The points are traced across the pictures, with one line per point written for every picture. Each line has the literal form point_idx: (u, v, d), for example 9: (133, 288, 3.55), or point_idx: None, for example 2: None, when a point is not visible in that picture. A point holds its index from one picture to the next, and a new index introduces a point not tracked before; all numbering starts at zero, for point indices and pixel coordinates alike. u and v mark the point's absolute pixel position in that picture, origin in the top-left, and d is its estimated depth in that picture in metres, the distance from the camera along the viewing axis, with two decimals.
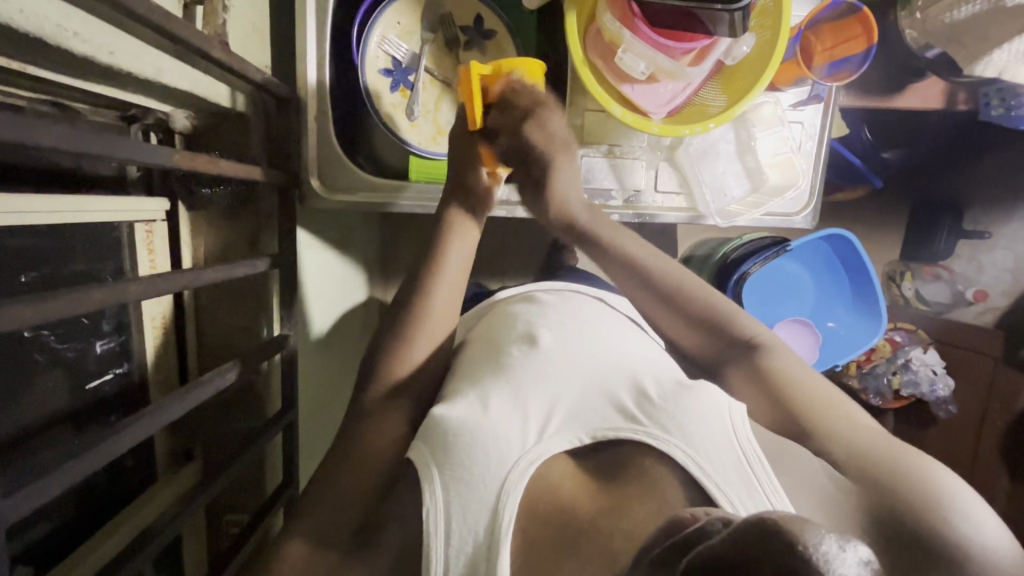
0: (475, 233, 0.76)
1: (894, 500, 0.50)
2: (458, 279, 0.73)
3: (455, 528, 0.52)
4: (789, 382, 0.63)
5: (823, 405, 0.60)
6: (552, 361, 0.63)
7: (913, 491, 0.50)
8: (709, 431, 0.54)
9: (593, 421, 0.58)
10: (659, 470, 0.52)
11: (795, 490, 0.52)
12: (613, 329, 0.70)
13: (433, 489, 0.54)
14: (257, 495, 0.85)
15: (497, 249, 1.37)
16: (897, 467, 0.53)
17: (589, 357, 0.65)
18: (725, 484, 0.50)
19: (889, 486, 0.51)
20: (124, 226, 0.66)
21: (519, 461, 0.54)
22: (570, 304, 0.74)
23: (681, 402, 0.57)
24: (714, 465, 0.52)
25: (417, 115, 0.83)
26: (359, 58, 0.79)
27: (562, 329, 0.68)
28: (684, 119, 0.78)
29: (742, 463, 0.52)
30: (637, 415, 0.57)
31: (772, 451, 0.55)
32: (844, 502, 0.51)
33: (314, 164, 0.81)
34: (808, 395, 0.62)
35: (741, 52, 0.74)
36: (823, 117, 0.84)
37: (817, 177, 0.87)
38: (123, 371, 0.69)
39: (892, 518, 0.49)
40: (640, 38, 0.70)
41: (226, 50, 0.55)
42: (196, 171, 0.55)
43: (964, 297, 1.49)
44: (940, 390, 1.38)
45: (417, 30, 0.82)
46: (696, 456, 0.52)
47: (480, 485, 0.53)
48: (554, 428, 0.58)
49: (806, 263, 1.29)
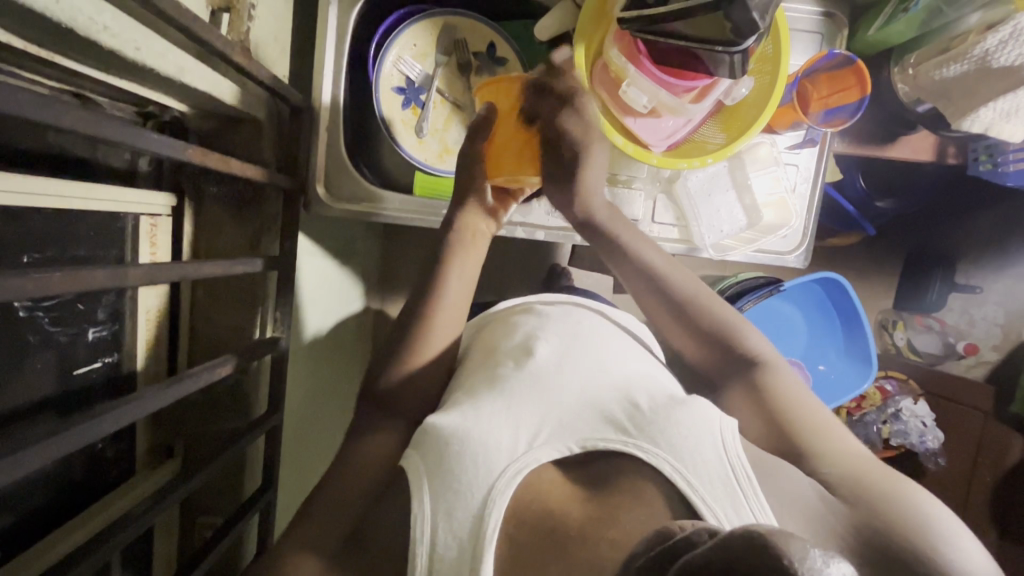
0: (478, 254, 0.77)
1: (883, 524, 0.50)
2: (461, 291, 0.74)
3: (441, 536, 0.52)
4: (789, 404, 0.64)
5: (821, 429, 0.62)
6: (548, 371, 0.64)
7: (900, 517, 0.51)
8: (698, 447, 0.54)
9: (584, 431, 0.57)
10: (647, 484, 0.52)
11: (785, 510, 0.51)
12: (611, 344, 0.71)
13: (423, 496, 0.54)
14: (232, 499, 0.83)
15: (498, 269, 1.39)
16: (887, 493, 0.53)
17: (585, 368, 0.65)
18: (711, 499, 0.50)
19: (880, 513, 0.51)
20: (130, 217, 0.68)
21: (506, 470, 0.54)
22: (570, 318, 0.75)
23: (671, 415, 0.57)
24: (702, 481, 0.51)
25: (426, 133, 0.86)
26: (374, 75, 0.82)
27: (561, 341, 0.69)
28: (682, 154, 0.82)
29: (730, 481, 0.51)
30: (628, 428, 0.57)
31: (764, 468, 0.55)
32: (833, 521, 0.51)
33: (321, 173, 0.83)
34: (809, 417, 0.63)
35: (741, 94, 0.76)
36: (817, 161, 0.87)
37: (810, 218, 0.88)
38: (113, 361, 0.68)
39: (878, 542, 0.49)
40: (644, 74, 0.73)
41: (247, 56, 0.58)
42: (207, 166, 0.57)
43: (956, 350, 1.51)
44: (930, 442, 1.38)
45: (431, 53, 0.86)
46: (684, 470, 0.52)
47: (468, 492, 0.53)
48: (545, 437, 0.57)
49: (800, 305, 1.33)
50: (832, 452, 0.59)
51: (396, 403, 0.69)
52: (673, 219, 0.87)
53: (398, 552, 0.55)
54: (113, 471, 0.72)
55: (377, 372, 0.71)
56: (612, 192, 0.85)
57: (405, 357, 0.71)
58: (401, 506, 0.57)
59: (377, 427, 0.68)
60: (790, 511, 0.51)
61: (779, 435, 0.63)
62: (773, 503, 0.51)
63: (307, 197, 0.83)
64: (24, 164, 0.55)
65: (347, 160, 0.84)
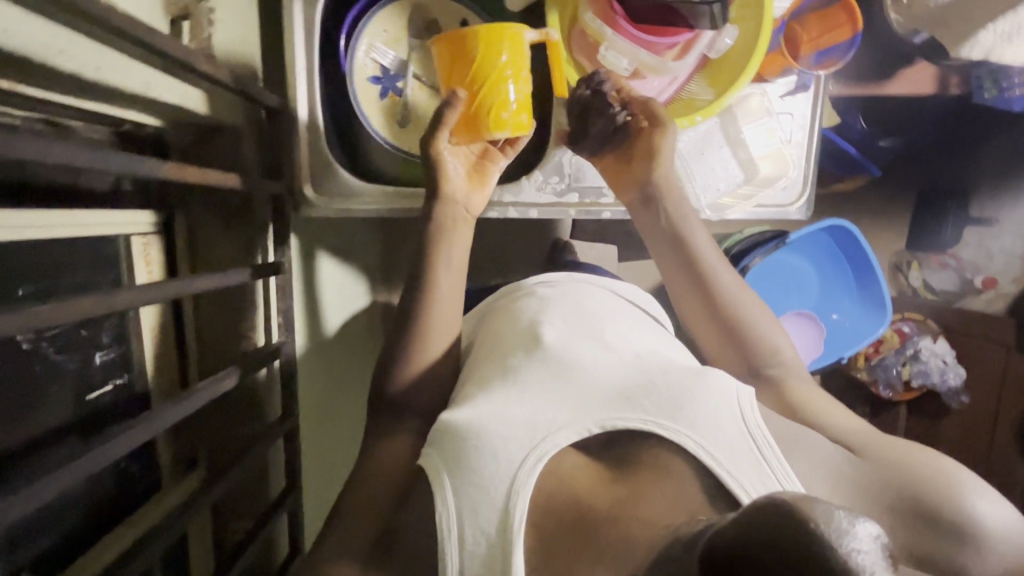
0: (461, 233, 0.75)
1: (908, 481, 0.51)
2: (452, 283, 0.73)
3: (469, 530, 0.53)
4: (798, 393, 0.64)
5: (830, 408, 0.62)
6: (561, 354, 0.64)
7: (922, 472, 0.52)
8: (716, 420, 0.55)
9: (601, 412, 0.58)
10: (671, 461, 0.53)
11: (811, 475, 0.52)
12: (619, 323, 0.71)
13: (445, 493, 0.55)
14: (258, 502, 0.85)
15: (502, 248, 1.39)
16: (909, 452, 0.55)
17: (593, 351, 0.64)
18: (736, 471, 0.51)
19: (906, 471, 0.52)
20: (120, 239, 0.68)
21: (527, 460, 0.54)
22: (574, 296, 0.74)
23: (686, 391, 0.57)
24: (726, 454, 0.52)
25: (408, 121, 0.85)
26: (347, 65, 0.80)
27: (567, 323, 0.68)
28: (671, 113, 0.79)
29: (753, 450, 0.52)
30: (646, 407, 0.57)
31: (784, 435, 0.55)
32: (857, 477, 0.52)
33: (307, 172, 0.81)
34: (823, 399, 0.64)
35: (725, 44, 0.73)
36: (812, 107, 0.84)
37: (809, 168, 0.86)
38: (124, 381, 0.69)
39: (906, 498, 0.50)
40: (622, 35, 0.71)
41: (213, 63, 0.58)
42: (186, 180, 0.56)
43: (973, 285, 1.49)
44: (952, 380, 1.44)
45: (403, 38, 0.83)
46: (706, 444, 0.53)
47: (491, 486, 0.54)
48: (562, 422, 0.57)
49: (808, 255, 1.32)
50: (843, 423, 0.61)
51: (404, 396, 0.70)
52: None
53: (427, 543, 0.56)
54: (140, 488, 0.74)
55: (385, 368, 0.71)
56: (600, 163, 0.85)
57: (411, 353, 0.71)
58: (425, 499, 0.58)
59: (390, 424, 0.69)
60: (816, 476, 0.52)
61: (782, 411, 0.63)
62: (799, 471, 0.52)
63: (295, 200, 0.82)
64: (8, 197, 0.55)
65: (331, 157, 0.82)
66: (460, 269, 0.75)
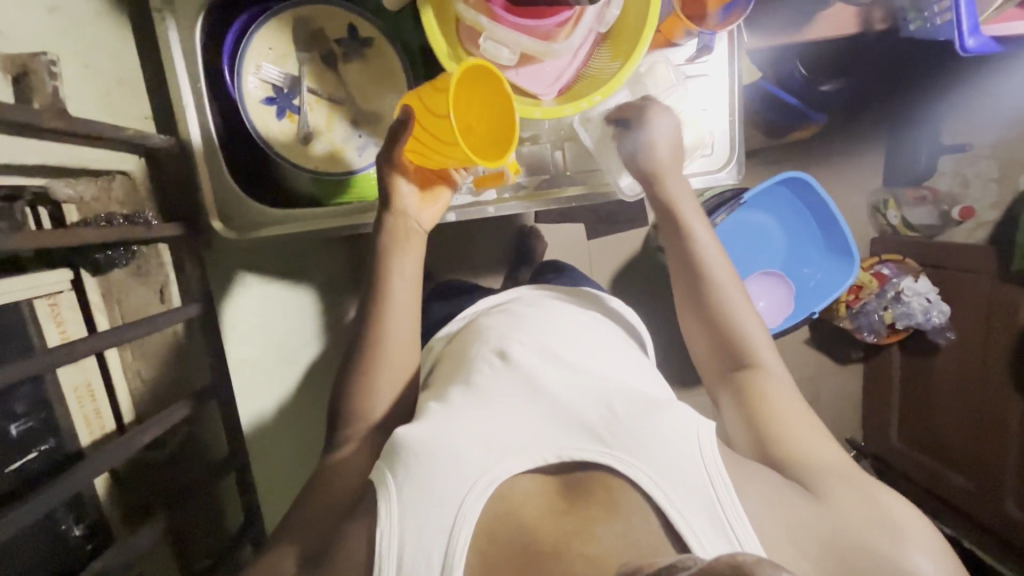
0: (414, 246, 0.73)
1: (858, 533, 0.55)
2: (406, 290, 0.72)
3: (408, 554, 0.52)
4: (769, 409, 0.67)
5: (796, 428, 0.65)
6: (527, 378, 0.64)
7: (874, 526, 0.56)
8: (675, 453, 0.55)
9: (560, 442, 0.58)
10: (625, 496, 0.53)
11: (766, 514, 0.54)
12: (585, 342, 0.71)
13: (390, 511, 0.54)
14: (218, 538, 0.86)
15: (462, 243, 1.38)
16: (865, 502, 0.58)
17: (559, 373, 0.65)
18: (687, 511, 0.52)
19: (857, 526, 0.56)
20: (24, 304, 0.67)
21: (478, 483, 0.54)
22: (538, 317, 0.74)
23: (649, 422, 0.58)
24: (679, 492, 0.53)
25: (310, 139, 0.81)
26: (235, 92, 0.77)
27: (534, 345, 0.68)
28: (575, 95, 0.74)
29: (710, 491, 0.53)
30: (605, 437, 0.57)
31: (745, 469, 0.57)
32: (810, 518, 0.55)
33: (211, 206, 0.79)
34: (791, 417, 0.66)
35: (614, 15, 0.72)
36: (729, 65, 0.80)
37: (735, 130, 0.82)
38: (53, 446, 0.68)
39: (849, 549, 0.54)
40: (502, 24, 0.68)
41: (65, 118, 0.55)
42: (53, 245, 0.54)
43: (951, 217, 1.44)
44: (936, 318, 1.40)
45: (290, 53, 0.79)
46: (662, 481, 0.53)
47: (439, 508, 0.53)
48: (517, 449, 0.57)
49: (770, 211, 1.27)
50: (817, 458, 0.63)
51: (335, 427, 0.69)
52: (585, 165, 0.84)
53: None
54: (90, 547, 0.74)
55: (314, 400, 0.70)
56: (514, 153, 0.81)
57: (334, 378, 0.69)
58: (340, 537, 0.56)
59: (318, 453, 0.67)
60: (769, 516, 0.54)
61: (751, 431, 0.66)
62: (752, 511, 0.53)
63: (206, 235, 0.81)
64: None
65: (234, 187, 0.79)
66: (415, 276, 0.73)
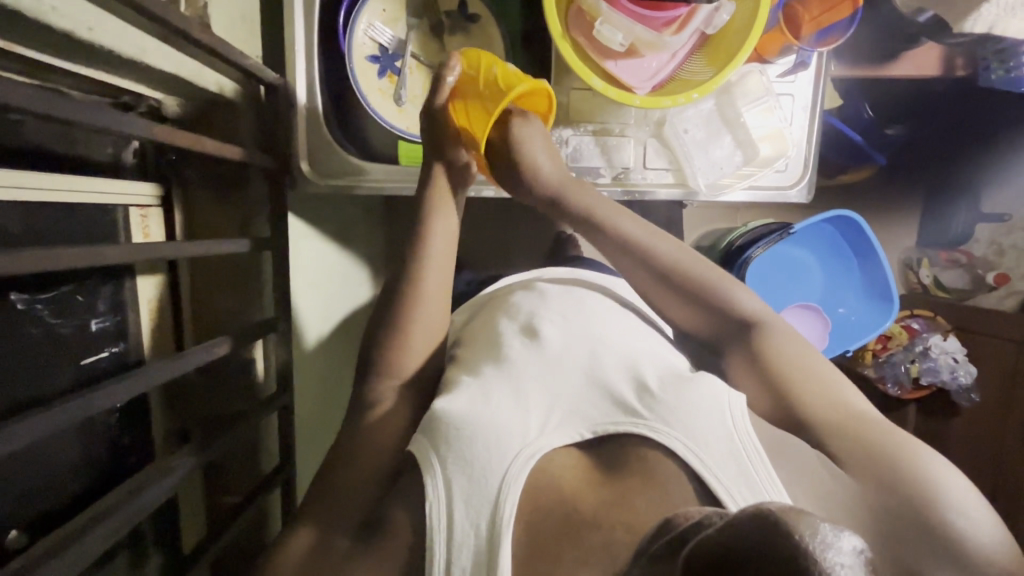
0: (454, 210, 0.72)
1: (902, 499, 0.50)
2: (443, 246, 0.70)
3: (459, 521, 0.52)
4: (788, 373, 0.61)
5: (821, 389, 0.60)
6: (557, 352, 0.64)
7: (915, 487, 0.51)
8: (709, 425, 0.55)
9: (594, 416, 0.58)
10: (659, 464, 0.53)
11: (796, 484, 0.52)
12: (609, 317, 0.70)
13: (436, 483, 0.54)
14: (252, 476, 0.86)
15: (504, 237, 1.40)
16: (897, 460, 0.53)
17: (588, 349, 0.64)
18: (725, 479, 0.51)
19: (901, 493, 0.51)
20: (119, 209, 0.69)
21: (519, 455, 0.55)
22: (570, 297, 0.74)
23: (680, 394, 0.58)
24: (716, 461, 0.52)
25: (405, 101, 0.85)
26: (346, 43, 0.80)
27: (564, 321, 0.69)
28: (668, 93, 0.78)
29: (743, 460, 0.52)
30: (637, 408, 0.57)
31: (778, 446, 0.55)
32: (843, 491, 0.52)
33: (303, 149, 0.82)
34: (813, 381, 0.60)
35: (722, 20, 0.75)
36: (813, 87, 0.84)
37: (810, 150, 0.86)
38: (121, 350, 0.69)
39: (895, 519, 0.49)
40: (618, 11, 0.72)
41: (208, 32, 0.58)
42: (176, 146, 0.56)
43: (983, 280, 1.40)
44: (963, 378, 1.37)
45: (401, 17, 0.84)
46: (696, 449, 0.53)
47: (483, 478, 0.54)
48: (555, 423, 0.58)
49: (812, 247, 1.30)
50: (841, 422, 0.58)
51: None
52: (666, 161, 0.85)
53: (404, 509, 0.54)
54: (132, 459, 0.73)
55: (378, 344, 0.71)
56: (598, 142, 0.83)
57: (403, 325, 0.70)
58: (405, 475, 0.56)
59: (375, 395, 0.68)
60: (804, 490, 0.52)
61: (774, 401, 0.61)
62: (785, 479, 0.52)
63: (292, 177, 0.83)
64: (17, 161, 0.56)
65: (329, 136, 0.83)
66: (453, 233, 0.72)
